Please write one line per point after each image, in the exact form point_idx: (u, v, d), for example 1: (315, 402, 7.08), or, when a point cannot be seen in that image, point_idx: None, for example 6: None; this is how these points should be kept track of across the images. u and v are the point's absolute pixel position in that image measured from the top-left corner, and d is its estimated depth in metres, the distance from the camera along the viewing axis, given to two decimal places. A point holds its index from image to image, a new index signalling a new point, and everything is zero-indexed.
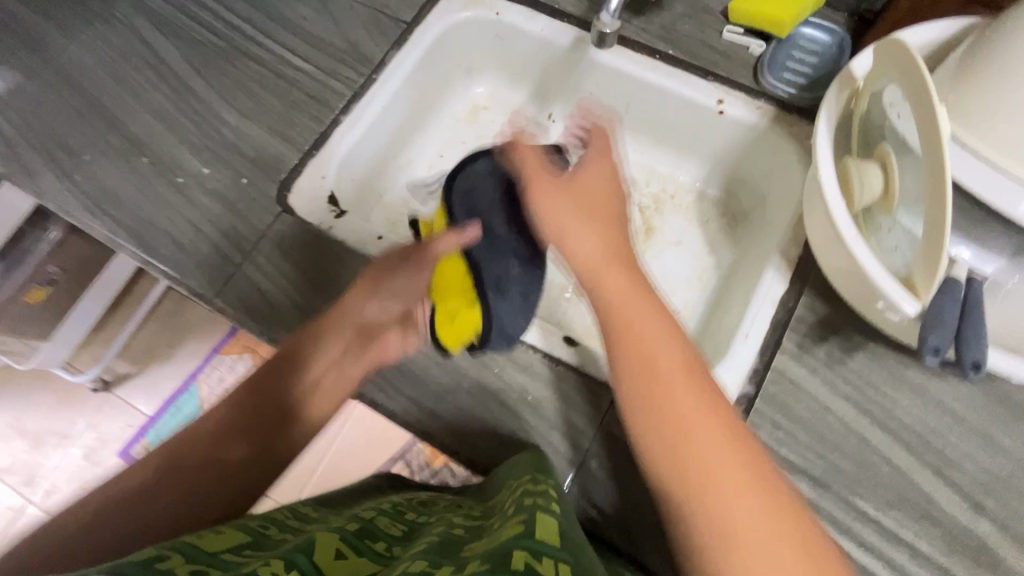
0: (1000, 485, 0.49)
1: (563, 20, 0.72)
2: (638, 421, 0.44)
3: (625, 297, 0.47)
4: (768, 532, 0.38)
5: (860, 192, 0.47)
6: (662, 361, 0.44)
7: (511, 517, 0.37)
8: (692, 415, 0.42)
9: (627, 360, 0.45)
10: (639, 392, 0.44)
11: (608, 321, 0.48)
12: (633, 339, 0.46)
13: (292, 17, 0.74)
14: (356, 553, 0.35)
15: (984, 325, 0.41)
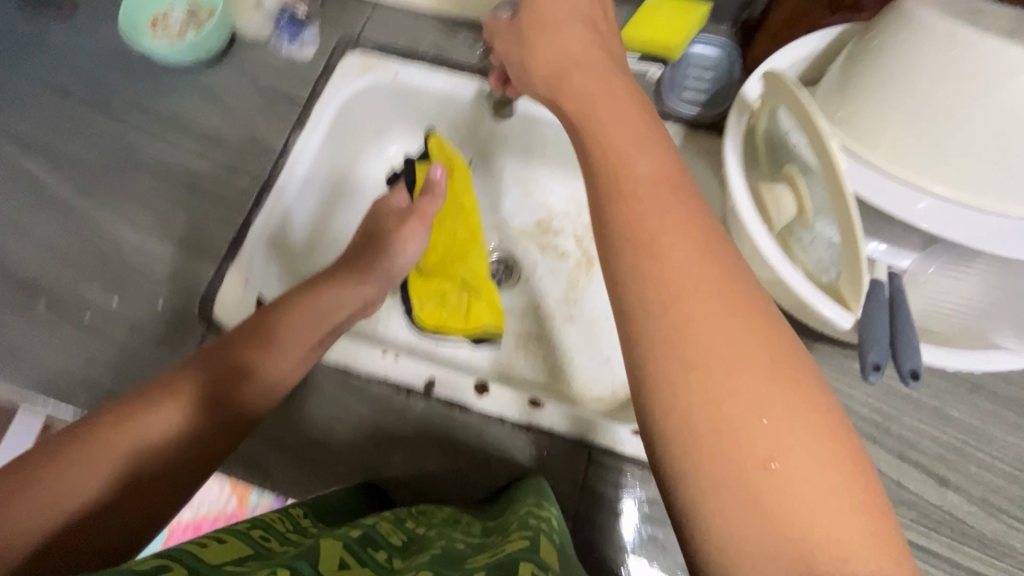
0: (959, 458, 0.52)
1: (463, 73, 0.71)
2: (660, 372, 0.30)
3: (651, 226, 0.33)
4: (837, 510, 0.27)
5: (776, 214, 0.50)
6: (704, 291, 0.31)
7: (514, 537, 0.40)
8: (750, 357, 0.29)
9: (650, 291, 0.32)
10: (672, 326, 0.30)
11: (621, 255, 0.33)
12: (659, 258, 0.32)
13: (181, 118, 0.70)
14: (364, 564, 0.35)
15: (913, 332, 0.42)
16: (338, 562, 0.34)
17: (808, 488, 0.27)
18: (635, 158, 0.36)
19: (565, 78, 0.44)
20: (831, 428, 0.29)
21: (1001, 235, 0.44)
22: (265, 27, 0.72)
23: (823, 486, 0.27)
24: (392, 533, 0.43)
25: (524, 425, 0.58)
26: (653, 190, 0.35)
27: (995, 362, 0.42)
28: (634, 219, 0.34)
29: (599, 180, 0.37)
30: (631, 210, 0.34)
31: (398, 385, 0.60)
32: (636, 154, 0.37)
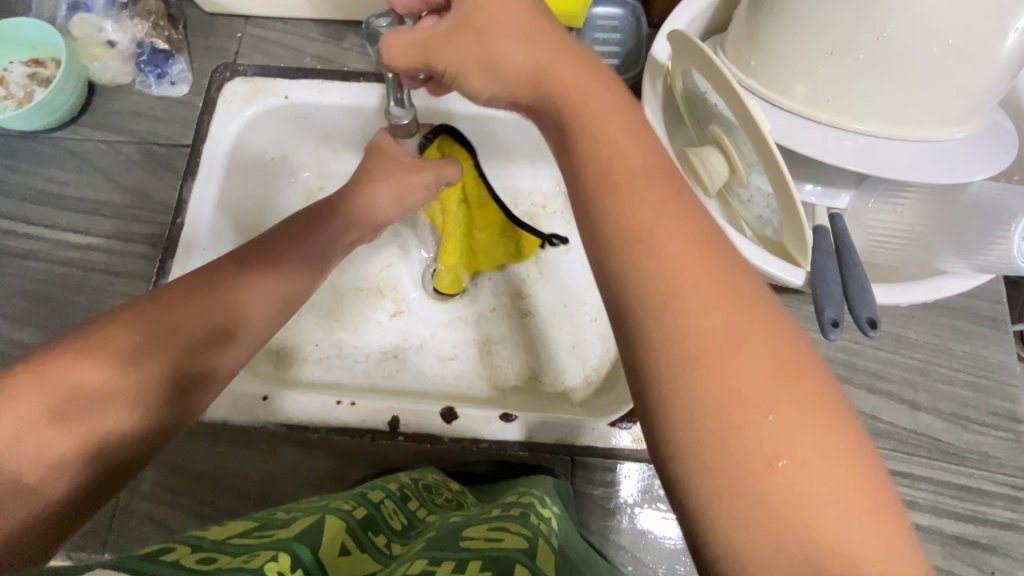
0: (926, 379, 0.53)
1: (359, 80, 0.65)
2: (665, 370, 0.26)
3: (640, 212, 0.28)
4: (854, 507, 0.24)
5: (710, 180, 0.47)
6: (705, 275, 0.27)
7: (511, 522, 0.38)
8: (758, 347, 0.26)
9: (645, 281, 0.27)
10: (671, 320, 0.26)
11: (611, 250, 0.28)
12: (652, 244, 0.27)
13: (53, 190, 0.62)
14: (358, 550, 0.37)
15: (863, 274, 0.42)
16: (337, 547, 0.35)
17: (819, 484, 0.24)
18: (614, 149, 0.30)
19: (533, 82, 0.34)
20: (842, 419, 0.26)
21: (928, 161, 0.44)
22: (124, 69, 0.64)
23: (836, 481, 0.24)
24: (395, 511, 0.44)
25: (499, 444, 0.55)
26: (641, 180, 0.29)
27: (943, 289, 0.42)
28: (622, 207, 0.28)
29: (576, 174, 0.31)
30: (615, 197, 0.29)
31: (362, 429, 0.56)
32: (619, 139, 0.31)
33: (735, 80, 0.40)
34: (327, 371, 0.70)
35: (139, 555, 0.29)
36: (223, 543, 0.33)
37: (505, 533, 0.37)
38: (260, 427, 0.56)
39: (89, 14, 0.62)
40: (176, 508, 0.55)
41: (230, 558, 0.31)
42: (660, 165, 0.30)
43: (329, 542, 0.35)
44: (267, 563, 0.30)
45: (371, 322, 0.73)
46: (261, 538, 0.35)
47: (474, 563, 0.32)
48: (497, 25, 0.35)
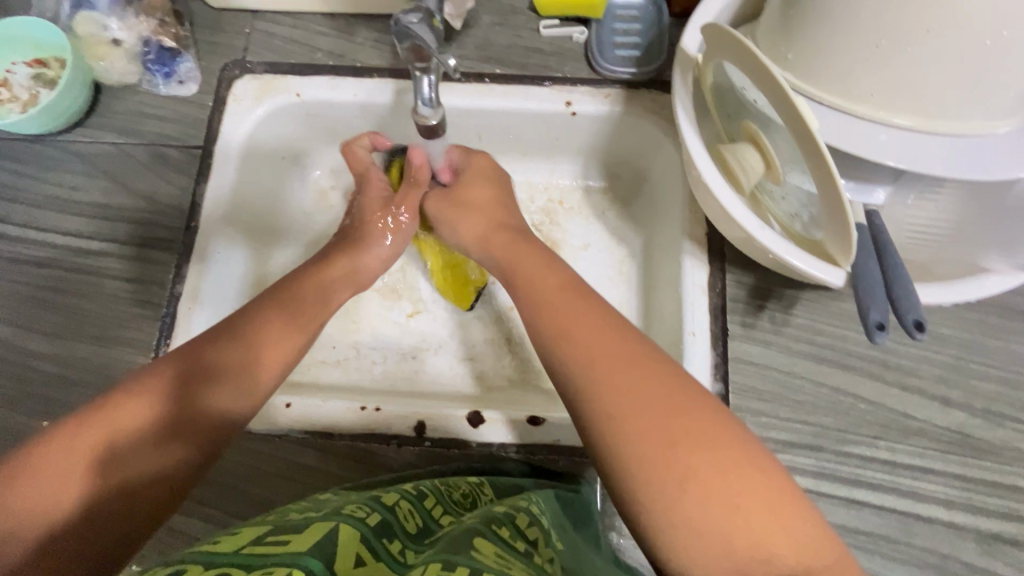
0: (959, 376, 0.52)
1: (373, 76, 0.64)
2: (602, 428, 0.38)
3: (561, 321, 0.44)
4: (755, 504, 0.34)
5: (744, 175, 0.46)
6: (616, 360, 0.40)
7: (518, 555, 0.37)
8: (659, 401, 0.38)
9: (578, 370, 0.41)
10: (598, 388, 0.39)
11: (551, 350, 0.43)
12: (574, 346, 0.42)
13: (63, 195, 0.60)
14: (374, 559, 0.35)
15: (906, 276, 0.41)
16: (351, 558, 0.34)
17: (727, 493, 0.34)
18: (540, 278, 0.48)
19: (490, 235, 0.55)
20: (736, 441, 0.37)
21: (970, 157, 0.43)
22: (131, 69, 0.62)
23: (735, 491, 0.35)
24: (410, 514, 0.43)
25: (526, 448, 0.55)
26: (561, 297, 0.46)
27: (987, 288, 0.41)
28: (553, 324, 0.44)
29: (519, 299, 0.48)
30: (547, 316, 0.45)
31: (387, 435, 0.56)
32: (541, 272, 0.49)
33: (775, 68, 0.39)
34: (345, 374, 0.69)
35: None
36: (237, 553, 0.33)
37: (516, 561, 0.36)
38: (284, 434, 0.56)
39: (92, 11, 0.60)
40: (200, 517, 0.54)
41: (242, 574, 0.31)
42: (574, 284, 0.47)
43: (343, 553, 0.34)
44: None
45: (388, 322, 0.72)
46: (277, 544, 0.34)
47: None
48: (474, 187, 0.58)
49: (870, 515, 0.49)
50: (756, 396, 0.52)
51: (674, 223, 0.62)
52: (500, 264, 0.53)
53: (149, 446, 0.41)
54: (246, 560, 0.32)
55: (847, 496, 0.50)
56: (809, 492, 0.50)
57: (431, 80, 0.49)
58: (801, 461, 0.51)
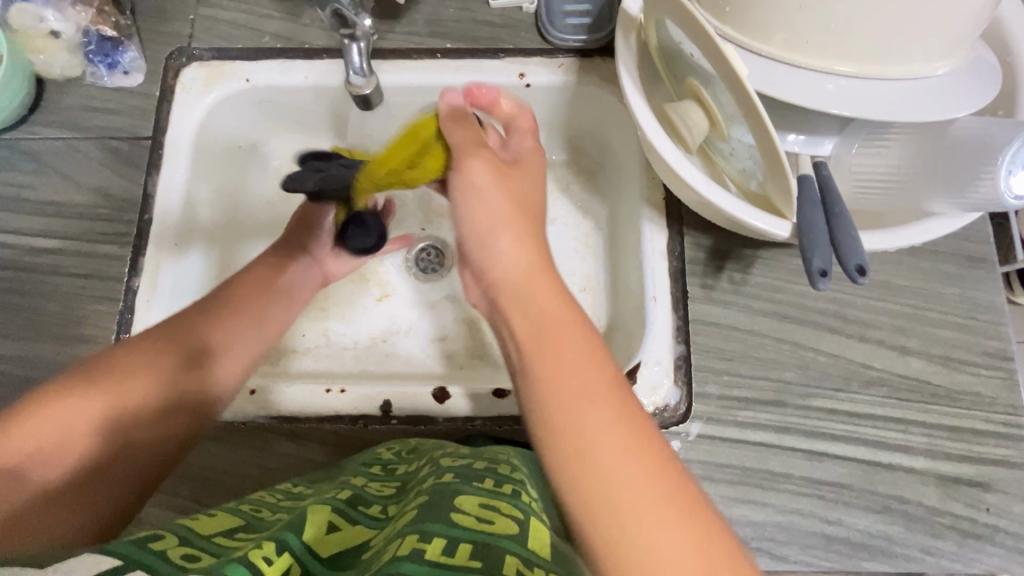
0: (916, 325, 0.53)
1: (323, 57, 0.63)
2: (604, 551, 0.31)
3: (568, 396, 0.34)
4: None
5: (691, 135, 0.46)
6: (652, 514, 0.31)
7: (502, 501, 0.38)
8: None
9: (606, 518, 0.31)
10: (603, 495, 0.31)
11: (567, 480, 0.32)
12: (601, 486, 0.31)
13: (12, 194, 0.59)
14: (349, 524, 0.37)
15: (850, 223, 0.42)
16: (324, 527, 0.36)
17: None
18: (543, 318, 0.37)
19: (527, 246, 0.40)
20: None
21: (912, 101, 0.43)
22: (73, 61, 0.60)
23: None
24: (382, 486, 0.44)
25: (494, 420, 0.55)
26: (591, 407, 0.34)
27: (929, 232, 0.42)
28: (579, 444, 0.33)
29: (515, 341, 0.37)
30: (569, 428, 0.33)
31: (354, 416, 0.56)
32: (545, 307, 0.37)
33: (707, 21, 0.39)
34: (316, 362, 0.69)
35: (129, 543, 0.30)
36: (211, 540, 0.34)
37: (498, 509, 0.37)
38: (249, 422, 0.56)
39: (27, 4, 0.58)
40: (172, 511, 0.54)
41: (216, 556, 0.31)
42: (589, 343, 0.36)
43: (315, 529, 0.35)
44: (251, 551, 0.30)
45: (358, 308, 0.72)
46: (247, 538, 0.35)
47: (465, 547, 0.32)
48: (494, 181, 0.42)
49: (834, 466, 0.50)
50: (719, 355, 0.53)
51: (635, 190, 0.62)
52: (508, 305, 0.38)
53: (140, 424, 0.45)
54: (219, 547, 0.33)
55: (811, 449, 0.50)
56: (773, 446, 0.50)
57: (361, 48, 0.50)
58: (764, 418, 0.51)
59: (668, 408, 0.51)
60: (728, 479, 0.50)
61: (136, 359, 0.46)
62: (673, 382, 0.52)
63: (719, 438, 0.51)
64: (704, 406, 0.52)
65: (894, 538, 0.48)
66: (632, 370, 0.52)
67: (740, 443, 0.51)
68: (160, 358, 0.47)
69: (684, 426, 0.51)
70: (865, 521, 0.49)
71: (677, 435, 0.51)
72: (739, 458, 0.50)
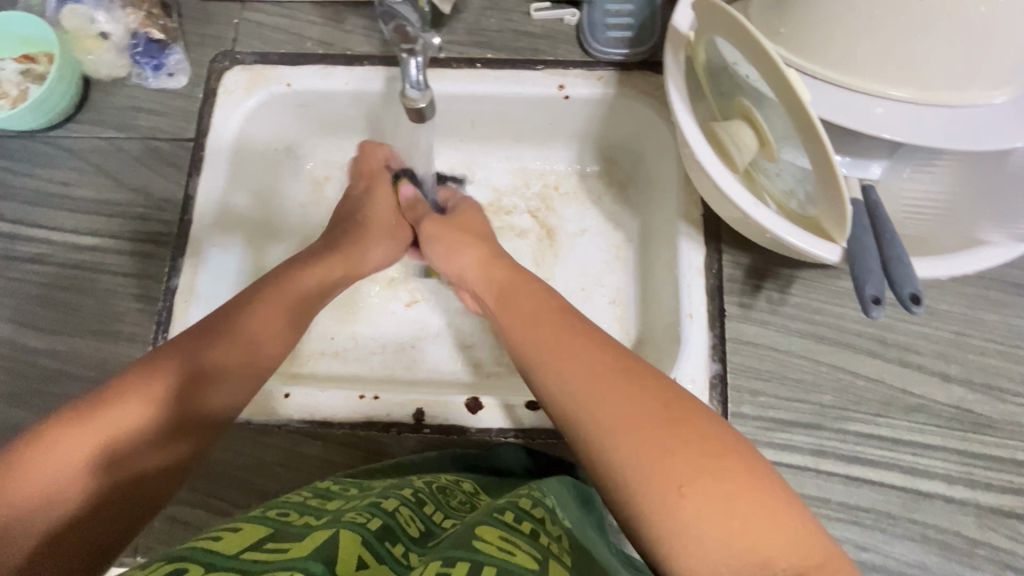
0: (958, 351, 0.52)
1: (363, 64, 0.63)
2: (573, 417, 0.38)
3: (524, 313, 0.45)
4: (746, 505, 0.33)
5: (739, 153, 0.46)
6: (604, 381, 0.38)
7: (522, 539, 0.37)
8: (652, 415, 0.36)
9: (571, 394, 0.38)
10: (556, 373, 0.40)
11: (541, 376, 0.41)
12: (551, 367, 0.41)
13: (56, 191, 0.60)
14: (377, 562, 0.34)
15: (903, 250, 0.41)
16: (353, 561, 0.33)
17: (707, 486, 0.33)
18: (498, 271, 0.51)
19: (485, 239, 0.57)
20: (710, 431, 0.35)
21: (967, 128, 0.42)
22: (119, 62, 0.61)
23: (734, 493, 0.33)
24: (412, 517, 0.41)
25: (525, 433, 0.55)
26: (549, 324, 0.43)
27: (984, 261, 0.41)
28: (543, 348, 0.42)
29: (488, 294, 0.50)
30: (528, 335, 0.44)
31: (386, 423, 0.56)
32: (501, 270, 0.51)
33: (766, 41, 0.39)
34: (344, 365, 0.69)
35: None
36: (237, 557, 0.32)
37: (520, 544, 0.36)
38: (282, 425, 0.56)
39: (78, 5, 0.59)
40: (203, 510, 0.54)
41: None
42: (540, 284, 0.48)
43: (345, 557, 0.33)
44: None
45: (386, 313, 0.72)
46: (277, 550, 0.33)
47: (488, 571, 0.32)
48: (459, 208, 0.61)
49: (871, 492, 0.49)
50: (755, 375, 0.52)
51: (670, 204, 0.62)
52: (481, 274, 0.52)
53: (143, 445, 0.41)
54: (246, 563, 0.31)
55: (848, 474, 0.50)
56: (809, 469, 0.50)
57: (419, 62, 0.49)
58: (800, 440, 0.50)
59: None
60: None
61: (138, 380, 0.42)
62: (706, 401, 0.52)
63: None
64: (739, 426, 0.51)
65: (931, 567, 0.48)
66: None
67: (775, 465, 0.50)
68: (164, 370, 0.43)
69: None
70: (901, 548, 0.48)
71: None
72: None
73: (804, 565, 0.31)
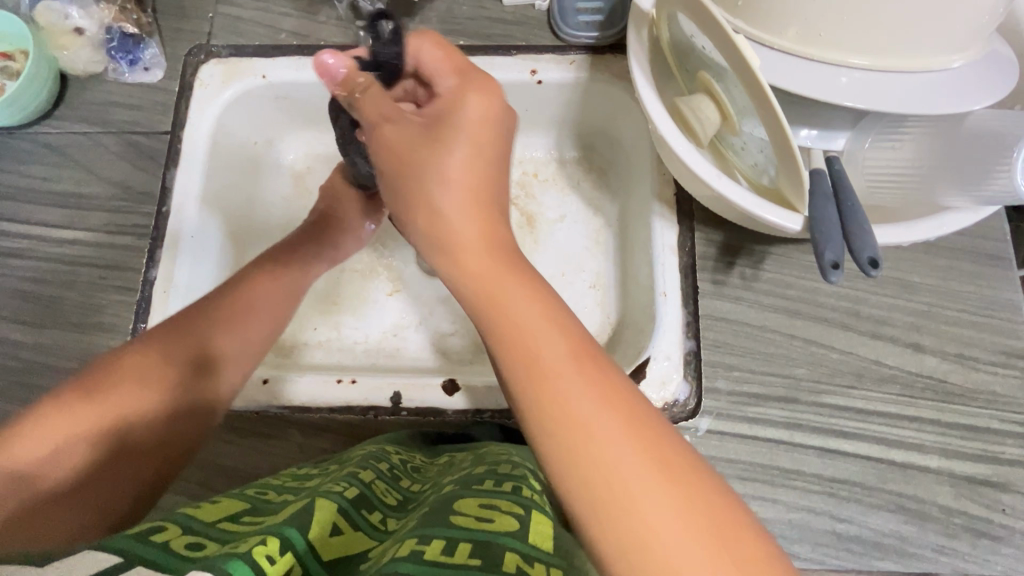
0: (930, 322, 0.52)
1: (337, 53, 0.63)
2: (598, 525, 0.29)
3: (536, 354, 0.33)
4: None
5: (702, 127, 0.46)
6: (636, 475, 0.30)
7: (502, 499, 0.37)
8: (700, 534, 0.29)
9: (588, 482, 0.30)
10: (582, 460, 0.30)
11: (556, 457, 0.31)
12: (576, 451, 0.30)
13: (36, 186, 0.61)
14: (352, 530, 0.34)
15: (862, 216, 0.42)
16: (328, 529, 0.33)
17: None
18: (489, 266, 0.36)
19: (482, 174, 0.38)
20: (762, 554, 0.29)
21: (926, 94, 0.42)
22: (95, 58, 0.62)
23: None
24: (388, 489, 0.41)
25: (501, 412, 0.55)
26: (572, 379, 0.32)
27: (945, 225, 0.42)
28: (560, 408, 0.32)
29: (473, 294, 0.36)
30: (544, 396, 0.32)
31: (363, 408, 0.56)
32: (488, 261, 0.36)
33: (719, 13, 0.39)
34: (327, 355, 0.70)
35: (128, 535, 0.28)
36: (215, 526, 0.32)
37: (500, 510, 0.36)
38: (261, 411, 0.56)
39: (54, 1, 0.61)
40: (185, 497, 0.55)
41: (220, 545, 0.29)
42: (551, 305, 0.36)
43: (322, 524, 0.32)
44: (253, 546, 0.27)
45: (369, 303, 0.73)
46: (253, 523, 0.33)
47: (464, 545, 0.31)
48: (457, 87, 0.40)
49: (845, 463, 0.49)
50: (729, 350, 0.53)
51: (645, 186, 0.62)
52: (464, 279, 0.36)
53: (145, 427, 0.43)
54: (223, 533, 0.31)
55: (822, 446, 0.50)
56: (783, 442, 0.50)
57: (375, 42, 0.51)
58: (773, 413, 0.51)
59: (677, 404, 0.50)
60: (738, 475, 0.49)
61: (137, 365, 0.44)
62: (683, 376, 0.51)
63: (729, 433, 0.50)
64: (715, 400, 0.51)
65: (907, 537, 0.48)
66: (643, 365, 0.51)
67: (750, 439, 0.50)
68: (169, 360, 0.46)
69: (694, 421, 0.51)
70: (876, 519, 0.48)
71: (687, 428, 0.51)
72: (749, 453, 0.50)
73: None
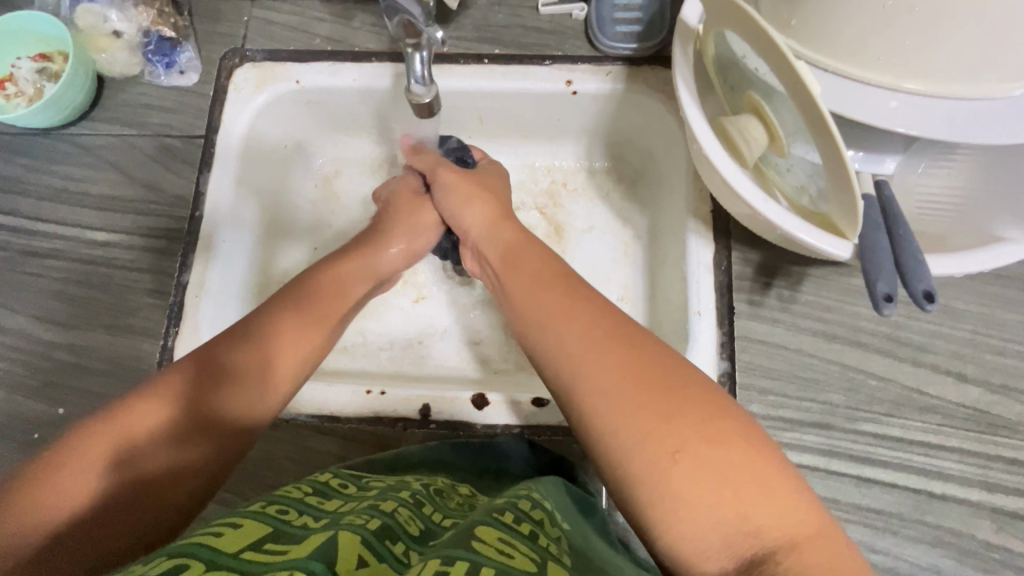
0: (974, 351, 0.51)
1: (372, 60, 0.63)
2: (565, 386, 0.38)
3: (528, 281, 0.45)
4: (749, 481, 0.32)
5: (749, 149, 0.45)
6: (624, 381, 0.36)
7: (519, 540, 0.36)
8: (645, 385, 0.35)
9: (555, 357, 0.39)
10: (552, 342, 0.40)
11: (537, 346, 0.41)
12: (552, 339, 0.40)
13: (71, 188, 0.61)
14: (377, 561, 0.33)
15: (914, 244, 0.41)
16: (353, 561, 0.32)
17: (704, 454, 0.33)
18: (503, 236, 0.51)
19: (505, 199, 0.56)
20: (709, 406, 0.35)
21: (980, 121, 0.41)
22: (132, 60, 0.62)
23: (730, 462, 0.33)
24: (411, 517, 0.39)
25: (531, 428, 0.56)
26: (551, 295, 0.42)
27: (1002, 257, 0.40)
28: (561, 346, 0.39)
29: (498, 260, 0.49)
30: (529, 306, 0.43)
31: (392, 418, 0.56)
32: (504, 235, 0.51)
33: (777, 32, 0.38)
34: (352, 361, 0.70)
35: None
36: (239, 559, 0.30)
37: (519, 546, 0.35)
38: (291, 419, 0.56)
39: (93, 4, 0.61)
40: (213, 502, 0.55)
41: None
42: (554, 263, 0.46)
43: (345, 554, 0.32)
44: None
45: (395, 309, 0.72)
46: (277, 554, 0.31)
47: (487, 571, 0.31)
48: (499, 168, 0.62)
49: (883, 492, 0.48)
50: (764, 373, 0.52)
51: (679, 200, 0.61)
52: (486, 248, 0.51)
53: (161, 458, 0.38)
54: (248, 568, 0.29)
55: (859, 474, 0.49)
56: (819, 470, 0.49)
57: (423, 57, 0.51)
58: (810, 440, 0.50)
59: None
60: None
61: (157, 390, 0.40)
62: None
63: None
64: None
65: (944, 571, 0.47)
66: None
67: None
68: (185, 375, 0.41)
69: None
70: (913, 551, 0.47)
71: None
72: None
73: (795, 535, 0.31)
